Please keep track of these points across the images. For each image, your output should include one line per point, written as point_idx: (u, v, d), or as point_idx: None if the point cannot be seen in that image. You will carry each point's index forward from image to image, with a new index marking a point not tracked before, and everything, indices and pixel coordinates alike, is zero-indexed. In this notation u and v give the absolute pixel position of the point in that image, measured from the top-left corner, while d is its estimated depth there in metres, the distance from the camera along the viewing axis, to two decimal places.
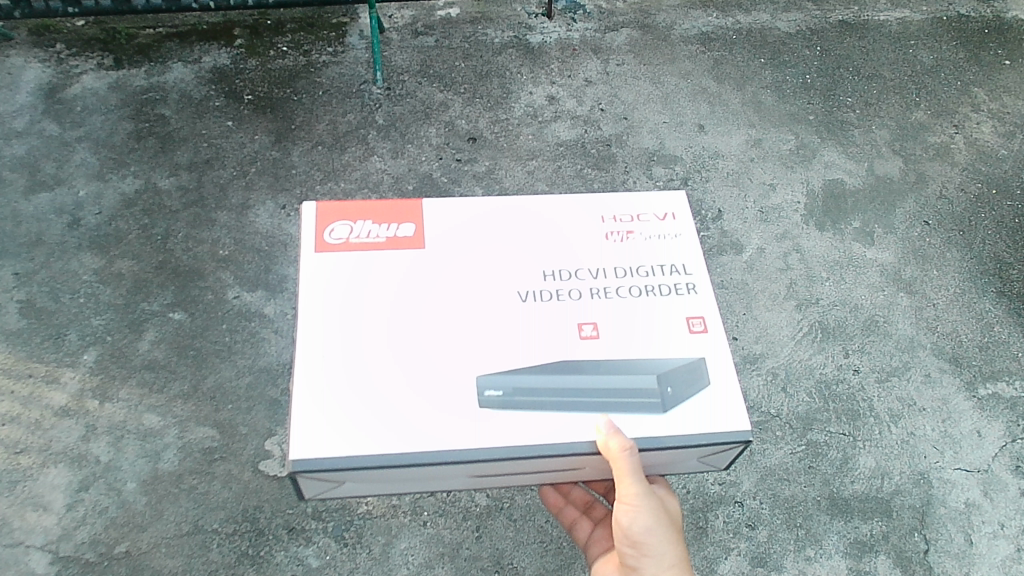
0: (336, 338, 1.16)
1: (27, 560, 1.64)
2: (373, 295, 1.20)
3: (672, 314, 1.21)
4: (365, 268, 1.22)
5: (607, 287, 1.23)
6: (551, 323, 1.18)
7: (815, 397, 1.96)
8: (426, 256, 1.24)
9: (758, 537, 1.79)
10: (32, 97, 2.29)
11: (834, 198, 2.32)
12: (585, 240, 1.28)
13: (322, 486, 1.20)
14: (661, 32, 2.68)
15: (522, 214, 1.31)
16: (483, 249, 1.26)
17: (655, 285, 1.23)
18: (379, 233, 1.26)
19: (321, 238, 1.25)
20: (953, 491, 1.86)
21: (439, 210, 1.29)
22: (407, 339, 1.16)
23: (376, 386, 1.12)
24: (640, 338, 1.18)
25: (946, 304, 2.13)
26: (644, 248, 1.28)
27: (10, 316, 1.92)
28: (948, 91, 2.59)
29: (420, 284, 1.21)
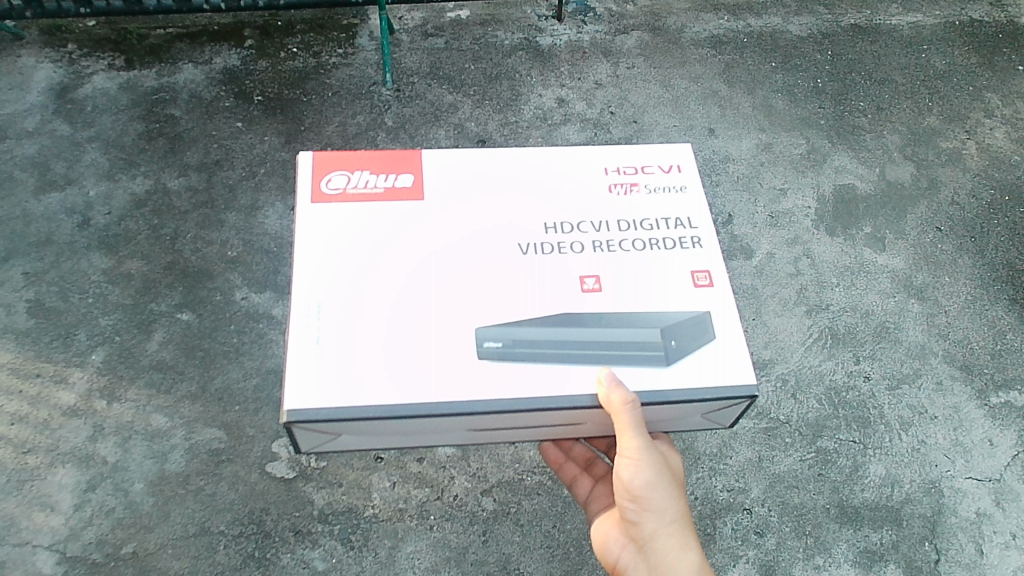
0: (332, 289, 1.16)
1: (35, 560, 1.64)
2: (371, 245, 1.20)
3: (676, 267, 1.20)
4: (362, 218, 1.22)
5: (610, 240, 1.22)
6: (553, 276, 1.18)
7: (825, 404, 1.95)
8: (425, 208, 1.24)
9: (766, 544, 1.78)
10: (43, 97, 2.30)
11: (845, 204, 2.30)
12: (588, 193, 1.28)
13: (318, 439, 1.19)
14: (672, 35, 2.67)
15: (523, 168, 1.31)
16: (483, 202, 1.26)
17: (658, 238, 1.22)
18: (377, 183, 1.26)
19: (318, 188, 1.24)
20: (964, 500, 1.85)
21: (438, 162, 1.29)
22: (405, 289, 1.16)
23: (372, 337, 1.12)
24: (643, 292, 1.18)
25: (958, 311, 2.12)
26: (647, 202, 1.28)
27: (19, 315, 1.92)
28: (960, 96, 2.57)
29: (419, 236, 1.21)
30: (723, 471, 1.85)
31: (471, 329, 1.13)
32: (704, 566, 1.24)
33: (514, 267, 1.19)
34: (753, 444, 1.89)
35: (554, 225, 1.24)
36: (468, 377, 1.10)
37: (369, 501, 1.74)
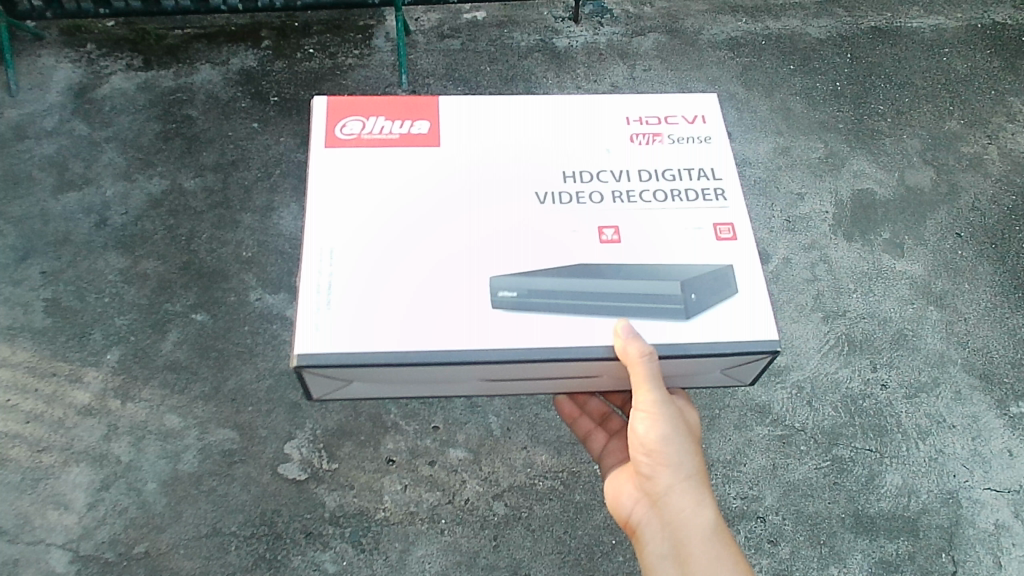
0: (346, 234, 1.15)
1: (49, 559, 1.66)
2: (386, 192, 1.19)
3: (699, 219, 1.19)
4: (376, 164, 1.21)
5: (631, 190, 1.21)
6: (571, 227, 1.18)
7: (841, 411, 1.93)
8: (442, 156, 1.23)
9: (780, 553, 1.76)
10: (62, 97, 2.32)
11: (864, 209, 2.28)
12: (609, 143, 1.26)
13: (329, 384, 1.19)
14: (689, 37, 2.65)
15: (543, 115, 1.29)
16: (501, 151, 1.24)
17: (680, 189, 1.21)
18: (393, 129, 1.23)
19: (332, 133, 1.22)
20: (983, 511, 1.83)
21: (455, 108, 1.27)
22: (420, 237, 1.15)
23: (386, 283, 1.12)
24: (664, 243, 1.17)
25: (978, 319, 2.09)
26: (669, 152, 1.25)
27: (36, 314, 1.93)
28: (982, 100, 2.54)
29: (435, 183, 1.20)
30: (737, 478, 1.83)
31: (487, 277, 1.13)
32: (720, 524, 1.22)
33: (532, 218, 1.18)
34: (768, 451, 1.87)
35: (573, 175, 1.22)
36: (482, 325, 1.10)
37: (380, 504, 1.74)
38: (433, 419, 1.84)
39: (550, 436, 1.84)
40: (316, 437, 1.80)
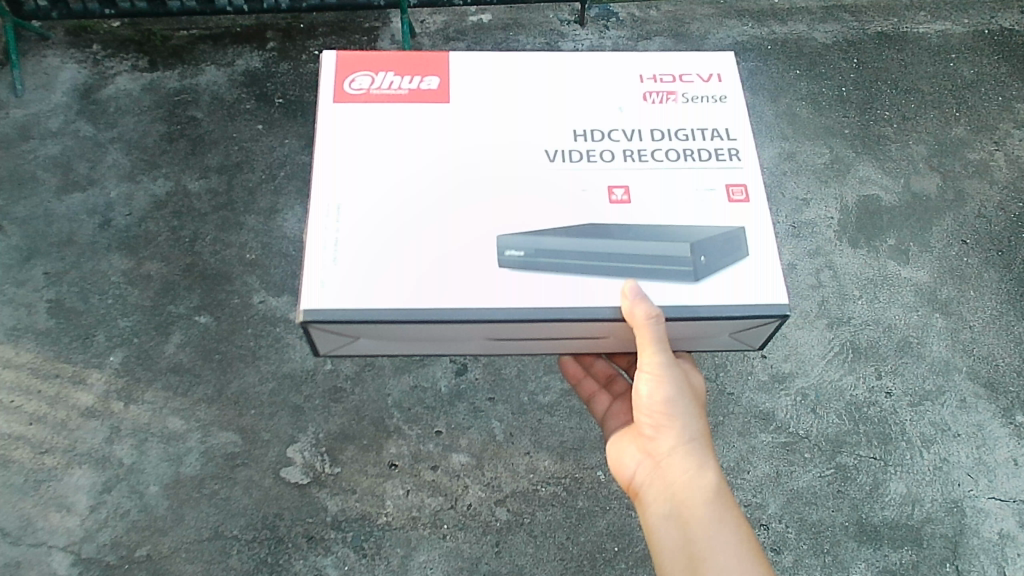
0: (354, 190, 1.14)
1: (51, 561, 1.66)
2: (394, 150, 1.18)
3: (711, 180, 1.18)
4: (386, 120, 1.20)
5: (642, 149, 1.20)
6: (581, 186, 1.17)
7: (845, 419, 1.92)
8: (453, 112, 1.22)
9: (783, 562, 1.75)
10: (67, 97, 2.32)
11: (869, 214, 2.27)
12: (621, 100, 1.25)
13: (336, 341, 1.18)
14: (695, 42, 2.65)
15: (555, 72, 1.27)
16: (511, 108, 1.23)
17: (692, 149, 1.20)
18: (402, 84, 1.22)
19: (342, 88, 1.22)
20: (987, 520, 1.82)
21: (466, 64, 1.26)
22: (428, 195, 1.15)
23: (394, 239, 1.11)
24: (675, 205, 1.16)
25: (983, 327, 2.08)
26: (682, 111, 1.24)
27: (39, 315, 1.93)
28: (988, 106, 2.53)
29: (444, 141, 1.19)
30: (740, 485, 1.83)
31: (494, 236, 1.13)
32: (723, 488, 1.21)
33: (541, 177, 1.18)
34: (771, 458, 1.86)
35: (583, 132, 1.21)
36: (487, 284, 1.09)
37: (382, 509, 1.74)
38: (436, 423, 1.84)
39: (553, 441, 1.83)
40: (318, 441, 1.80)
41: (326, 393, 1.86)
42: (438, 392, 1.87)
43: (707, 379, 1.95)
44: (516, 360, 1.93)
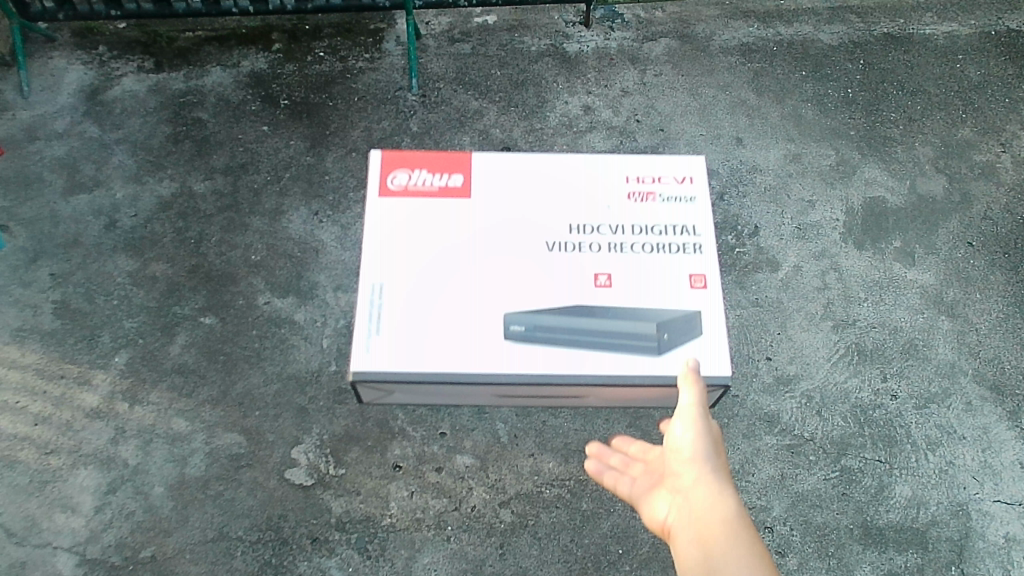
0: (394, 271, 1.52)
1: (56, 561, 1.66)
2: (426, 240, 1.56)
3: (679, 270, 1.53)
4: (419, 211, 1.59)
5: (624, 243, 1.56)
6: (569, 270, 1.53)
7: (851, 421, 1.91)
8: (471, 205, 1.60)
9: (787, 565, 1.75)
10: (73, 98, 2.32)
11: (874, 216, 2.26)
12: (605, 199, 1.62)
13: (376, 390, 1.59)
14: (700, 43, 2.64)
15: (557, 176, 1.65)
16: (517, 205, 1.60)
17: (665, 242, 1.55)
18: (433, 181, 1.62)
19: (388, 184, 1.61)
20: (993, 524, 1.81)
21: (484, 167, 1.65)
22: (452, 276, 1.52)
23: (424, 313, 1.49)
24: (650, 289, 1.51)
25: (989, 329, 2.07)
26: (658, 209, 1.61)
27: (45, 316, 1.94)
28: (995, 108, 2.52)
29: (462, 233, 1.57)
30: (744, 488, 1.82)
31: (500, 313, 1.49)
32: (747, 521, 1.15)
33: (537, 259, 1.54)
34: (776, 461, 1.86)
35: (574, 227, 1.58)
36: (493, 350, 1.46)
37: (386, 510, 1.74)
38: (440, 425, 1.84)
39: (557, 443, 1.83)
40: (323, 442, 1.80)
41: (331, 394, 1.86)
42: None
43: None
44: None
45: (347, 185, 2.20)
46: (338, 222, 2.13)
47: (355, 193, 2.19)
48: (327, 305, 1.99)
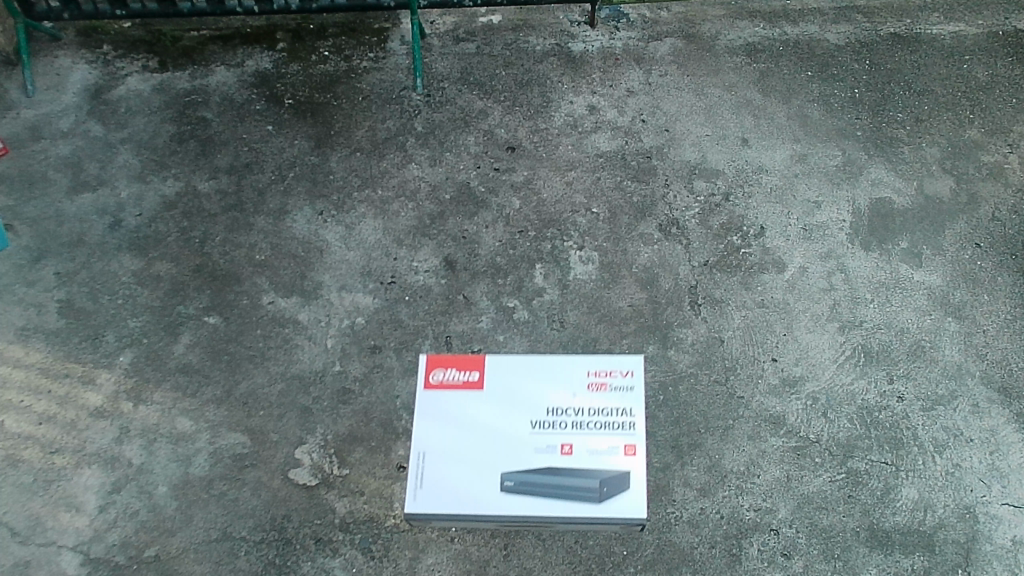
0: (430, 444, 1.79)
1: (61, 561, 1.66)
2: (454, 421, 1.82)
3: (617, 441, 1.81)
4: (449, 401, 1.85)
5: (583, 420, 1.83)
6: (541, 444, 1.80)
7: (857, 423, 1.90)
8: (485, 397, 1.86)
9: (793, 567, 1.72)
10: (78, 98, 2.33)
11: (881, 217, 2.25)
12: (572, 386, 1.88)
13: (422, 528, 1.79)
14: (706, 42, 2.63)
15: (541, 363, 1.91)
16: (516, 395, 1.87)
17: (608, 420, 1.83)
18: (460, 376, 1.88)
19: (427, 378, 1.88)
20: (1000, 527, 1.78)
21: (496, 363, 1.91)
22: (468, 449, 1.79)
23: (451, 475, 1.75)
24: (598, 458, 1.78)
25: (997, 331, 2.05)
26: (609, 399, 1.87)
27: (50, 315, 1.94)
28: (1003, 108, 2.51)
29: (479, 416, 1.84)
30: (750, 489, 1.80)
31: (501, 472, 1.76)
32: None
33: (527, 443, 1.80)
34: (782, 463, 1.84)
35: (552, 413, 1.84)
36: (498, 500, 1.72)
37: (391, 511, 1.73)
38: None
39: None
40: (327, 442, 1.80)
41: (335, 394, 1.86)
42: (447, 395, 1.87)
43: (718, 383, 1.94)
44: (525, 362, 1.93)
45: (351, 185, 2.20)
46: (342, 222, 2.13)
47: (359, 193, 2.19)
48: (332, 304, 1.99)
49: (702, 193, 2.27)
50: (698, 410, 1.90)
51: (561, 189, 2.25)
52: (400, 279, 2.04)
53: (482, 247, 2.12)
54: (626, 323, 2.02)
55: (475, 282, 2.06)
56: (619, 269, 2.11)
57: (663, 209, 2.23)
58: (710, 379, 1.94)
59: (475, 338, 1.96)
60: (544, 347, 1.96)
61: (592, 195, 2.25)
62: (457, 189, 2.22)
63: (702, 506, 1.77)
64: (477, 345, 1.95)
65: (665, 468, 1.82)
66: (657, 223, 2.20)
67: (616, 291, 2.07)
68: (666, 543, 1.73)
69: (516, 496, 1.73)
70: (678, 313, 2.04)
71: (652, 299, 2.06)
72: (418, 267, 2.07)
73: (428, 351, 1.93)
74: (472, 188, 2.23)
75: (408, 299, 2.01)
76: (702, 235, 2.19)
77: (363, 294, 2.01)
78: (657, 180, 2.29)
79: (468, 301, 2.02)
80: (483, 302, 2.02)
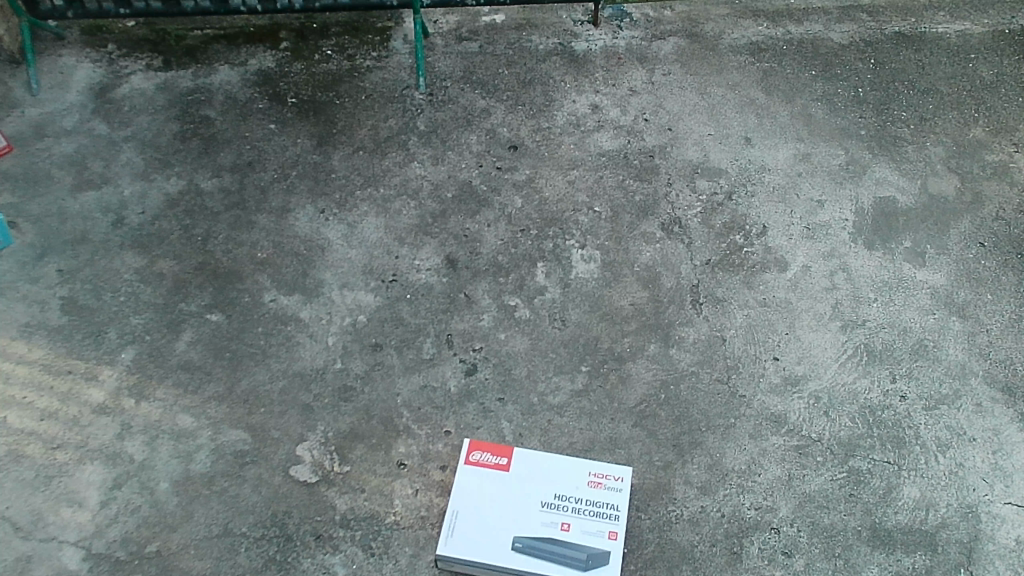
0: (459, 509, 1.71)
1: (61, 556, 1.65)
2: (481, 496, 1.73)
3: (608, 527, 1.70)
4: (481, 481, 1.75)
5: (580, 506, 1.73)
6: (546, 519, 1.71)
7: (859, 422, 1.90)
8: (515, 481, 1.75)
9: (795, 565, 1.70)
10: (82, 96, 2.34)
11: (885, 217, 2.25)
12: (578, 476, 1.77)
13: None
14: (709, 41, 2.64)
15: (563, 457, 1.80)
16: (540, 477, 1.76)
17: (601, 507, 1.72)
18: (495, 460, 1.78)
19: (466, 456, 1.78)
20: (1003, 526, 1.77)
21: (530, 454, 1.79)
22: (489, 522, 1.70)
23: (473, 538, 1.67)
24: (590, 537, 1.68)
25: (1001, 331, 2.04)
26: (608, 490, 1.75)
27: (53, 312, 1.95)
28: (1009, 107, 2.50)
29: (504, 494, 1.74)
30: (751, 488, 1.79)
31: (512, 534, 1.68)
32: None
33: (534, 518, 1.71)
34: (783, 462, 1.83)
35: (563, 495, 1.74)
36: (505, 559, 1.64)
37: (391, 508, 1.72)
38: (445, 423, 1.84)
39: (562, 442, 1.82)
40: (328, 439, 1.80)
41: (336, 392, 1.86)
42: (448, 392, 1.88)
43: (719, 382, 1.93)
44: (526, 361, 1.94)
45: (353, 183, 2.21)
46: (344, 220, 2.13)
47: (361, 192, 2.19)
48: (333, 302, 1.99)
49: (705, 192, 2.27)
50: (699, 409, 1.89)
51: (563, 188, 2.25)
52: (402, 277, 2.05)
53: (484, 246, 2.12)
54: (628, 322, 2.02)
55: (477, 281, 2.06)
56: (620, 268, 2.11)
57: (665, 209, 2.23)
58: (711, 378, 1.94)
59: (477, 336, 1.97)
60: (545, 345, 1.96)
61: (594, 193, 2.25)
62: (460, 188, 2.23)
63: (703, 504, 1.76)
64: (478, 344, 1.96)
65: (667, 467, 1.81)
66: (660, 222, 2.20)
67: (618, 290, 2.07)
68: (667, 541, 1.71)
69: (522, 556, 1.65)
70: (679, 311, 2.04)
71: (654, 298, 2.06)
72: (420, 265, 2.07)
73: (429, 348, 1.94)
74: (475, 187, 2.23)
75: (409, 297, 2.02)
76: (704, 234, 2.18)
77: (364, 291, 2.02)
78: (659, 179, 2.29)
79: (469, 300, 2.02)
80: (484, 301, 2.02)
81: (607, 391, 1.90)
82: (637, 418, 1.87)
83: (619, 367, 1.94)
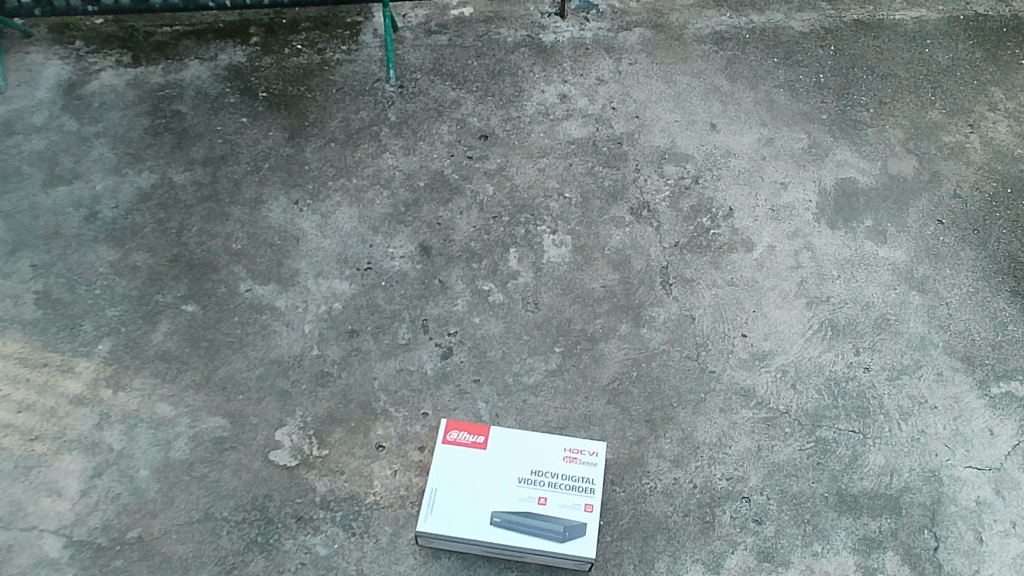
0: (438, 486, 1.71)
1: (41, 545, 1.65)
2: (460, 473, 1.73)
3: (583, 499, 1.71)
4: (459, 459, 1.75)
5: (557, 479, 1.73)
6: (523, 494, 1.71)
7: (825, 394, 1.95)
8: (492, 458, 1.76)
9: (765, 531, 1.75)
10: (50, 93, 2.34)
11: (846, 198, 2.31)
12: (553, 452, 1.77)
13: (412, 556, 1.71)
14: (674, 32, 2.69)
15: (538, 434, 1.80)
16: (516, 455, 1.77)
17: (576, 481, 1.73)
18: (471, 439, 1.79)
19: (444, 436, 1.79)
20: (964, 488, 1.83)
21: (506, 433, 1.80)
22: (468, 497, 1.70)
23: (453, 512, 1.68)
24: (565, 509, 1.70)
25: (959, 304, 2.11)
26: (582, 467, 1.76)
27: (28, 307, 1.95)
28: (964, 90, 2.57)
29: (481, 471, 1.74)
30: (722, 459, 1.84)
31: (490, 509, 1.68)
32: None
33: (511, 494, 1.71)
34: (752, 433, 1.88)
35: (539, 471, 1.74)
36: (484, 533, 1.65)
37: (371, 488, 1.75)
38: (422, 405, 1.87)
39: (538, 421, 1.87)
40: (306, 424, 1.82)
41: (313, 377, 1.89)
42: (424, 375, 1.91)
43: (689, 359, 1.98)
44: (501, 344, 1.97)
45: (326, 174, 2.23)
46: (318, 211, 2.16)
47: (334, 182, 2.22)
48: (308, 291, 2.02)
49: (673, 176, 2.32)
50: (671, 385, 1.94)
51: (533, 175, 2.29)
52: (376, 265, 2.08)
53: (456, 233, 2.15)
54: (599, 303, 2.06)
55: (450, 267, 2.09)
56: (591, 252, 2.15)
57: (634, 193, 2.28)
58: (681, 355, 1.99)
59: (452, 321, 2.00)
60: (519, 328, 2.00)
61: (564, 180, 2.29)
62: (431, 177, 2.26)
63: (676, 476, 1.81)
64: (453, 327, 1.99)
65: (640, 442, 1.86)
66: (628, 206, 2.25)
67: (589, 273, 2.11)
68: (641, 513, 1.76)
69: (500, 530, 1.66)
70: (649, 292, 2.09)
71: (624, 280, 2.11)
72: (394, 253, 2.10)
73: (404, 333, 1.97)
74: (446, 175, 2.26)
75: (384, 284, 2.05)
76: (672, 217, 2.23)
77: (339, 279, 2.04)
78: (627, 165, 2.33)
79: (443, 285, 2.06)
80: (458, 286, 2.06)
81: (580, 370, 1.95)
82: (610, 396, 1.91)
83: (592, 347, 1.98)
